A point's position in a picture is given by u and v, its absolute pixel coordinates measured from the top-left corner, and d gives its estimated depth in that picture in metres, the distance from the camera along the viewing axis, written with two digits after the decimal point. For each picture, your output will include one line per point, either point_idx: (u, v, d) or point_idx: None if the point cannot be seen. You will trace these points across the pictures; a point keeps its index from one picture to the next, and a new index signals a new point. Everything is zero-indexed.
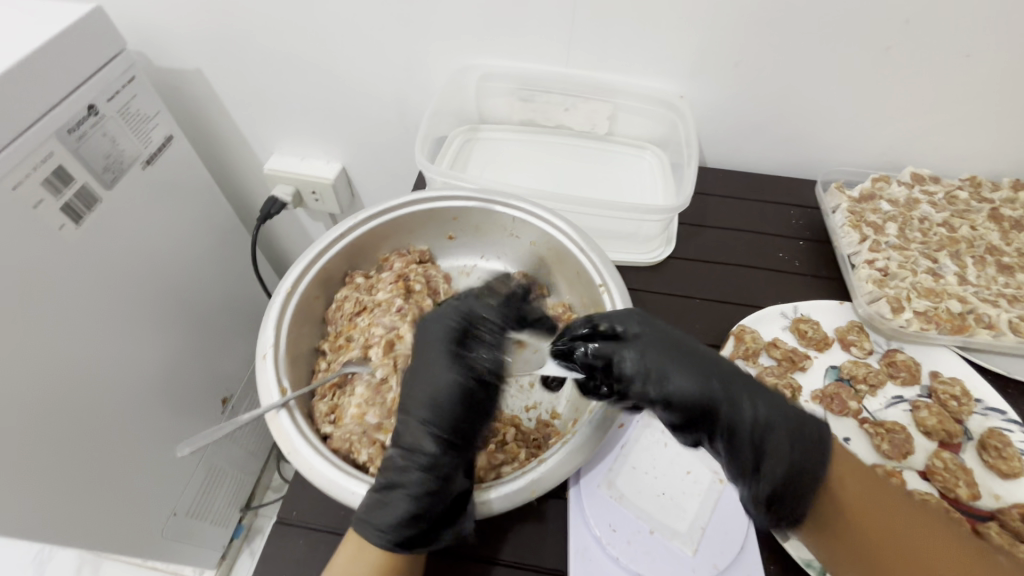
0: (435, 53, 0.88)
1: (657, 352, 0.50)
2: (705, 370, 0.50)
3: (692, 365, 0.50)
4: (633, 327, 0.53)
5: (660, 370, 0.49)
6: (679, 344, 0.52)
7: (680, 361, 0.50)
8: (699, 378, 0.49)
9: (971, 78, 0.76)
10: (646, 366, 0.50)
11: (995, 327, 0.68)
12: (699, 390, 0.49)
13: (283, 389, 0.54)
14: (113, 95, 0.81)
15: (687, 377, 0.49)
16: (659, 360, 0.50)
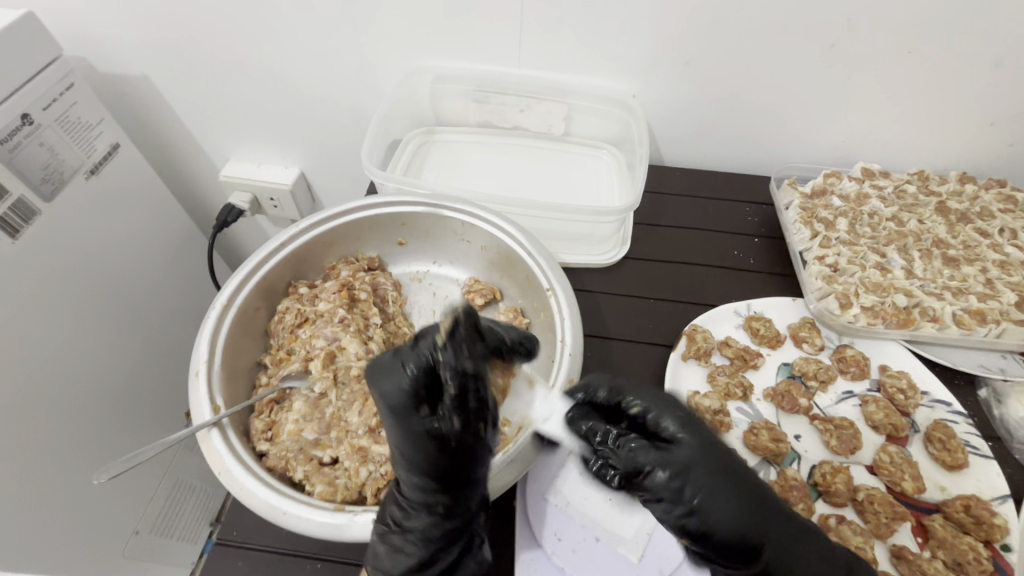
0: (386, 56, 0.87)
1: (703, 470, 0.47)
2: (737, 480, 0.47)
3: (740, 485, 0.47)
4: (680, 426, 0.49)
5: (708, 489, 0.46)
6: (727, 454, 0.49)
7: (731, 480, 0.47)
8: (745, 504, 0.46)
9: (915, 75, 0.76)
10: (695, 482, 0.46)
11: (939, 320, 0.69)
12: (741, 517, 0.46)
13: (216, 406, 0.53)
14: (51, 102, 0.77)
15: (733, 501, 0.46)
16: (710, 478, 0.46)
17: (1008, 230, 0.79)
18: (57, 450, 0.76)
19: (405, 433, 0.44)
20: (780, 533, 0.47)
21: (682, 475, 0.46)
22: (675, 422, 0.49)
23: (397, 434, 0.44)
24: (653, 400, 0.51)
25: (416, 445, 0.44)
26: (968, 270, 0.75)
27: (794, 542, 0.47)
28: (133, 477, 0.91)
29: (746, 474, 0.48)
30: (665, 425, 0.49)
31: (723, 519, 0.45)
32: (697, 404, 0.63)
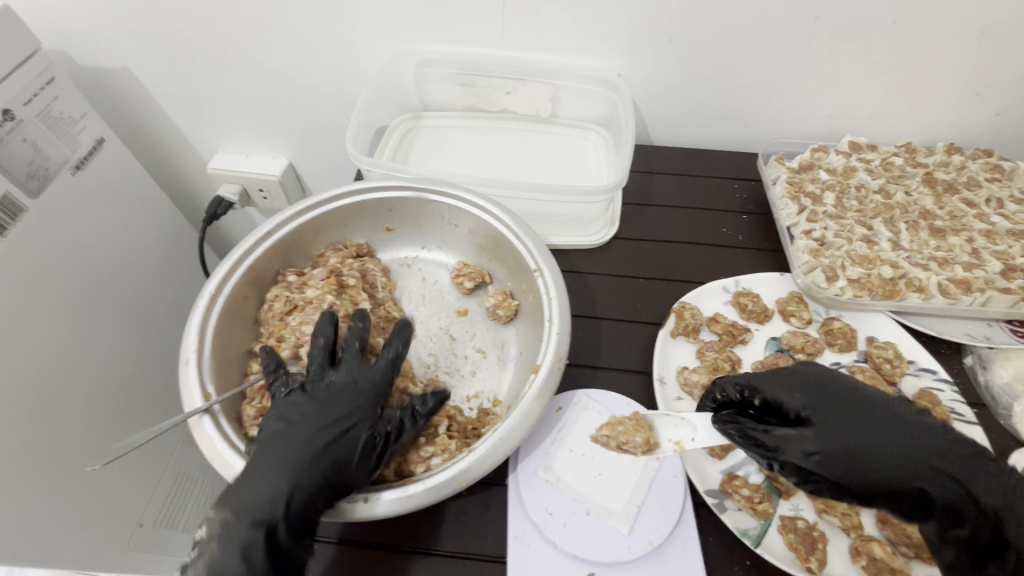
0: (369, 40, 0.86)
1: (846, 428, 0.51)
2: (885, 428, 0.52)
3: (890, 424, 0.52)
4: (803, 391, 0.55)
5: (863, 444, 0.50)
6: (868, 396, 0.54)
7: (876, 421, 0.52)
8: (900, 441, 0.51)
9: (900, 45, 0.76)
10: (850, 443, 0.50)
11: (925, 290, 0.69)
12: (902, 457, 0.50)
13: (207, 394, 0.53)
14: (32, 97, 0.76)
15: (889, 445, 0.51)
16: (858, 428, 0.51)
17: (994, 199, 0.79)
18: (53, 442, 0.77)
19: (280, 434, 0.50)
20: (948, 459, 0.50)
21: (835, 442, 0.51)
22: (807, 390, 0.55)
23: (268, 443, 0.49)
24: (788, 379, 0.56)
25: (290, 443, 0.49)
26: (955, 240, 0.75)
27: (964, 462, 0.50)
28: (133, 470, 0.92)
29: (897, 411, 0.53)
30: (802, 395, 0.54)
31: (897, 464, 0.50)
32: (686, 378, 0.64)
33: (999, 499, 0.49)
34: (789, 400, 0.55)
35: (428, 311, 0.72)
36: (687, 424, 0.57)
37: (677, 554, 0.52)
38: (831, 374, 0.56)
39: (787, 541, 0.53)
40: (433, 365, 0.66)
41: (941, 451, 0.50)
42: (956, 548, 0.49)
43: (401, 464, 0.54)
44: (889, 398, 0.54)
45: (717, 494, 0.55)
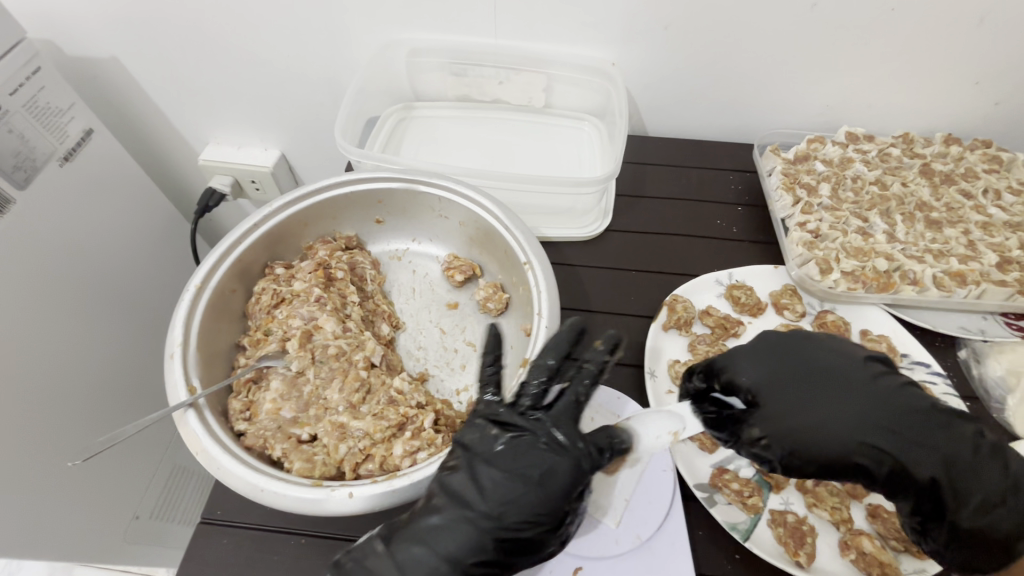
0: (359, 28, 0.84)
1: (798, 406, 0.49)
2: (840, 406, 0.49)
3: (840, 397, 0.49)
4: (760, 368, 0.52)
5: (808, 421, 0.48)
6: (822, 368, 0.51)
7: (828, 394, 0.49)
8: (846, 416, 0.48)
9: (899, 34, 0.75)
10: (795, 423, 0.48)
11: (920, 283, 0.69)
12: (847, 434, 0.48)
13: (192, 388, 0.53)
14: (17, 87, 0.75)
15: (835, 420, 0.48)
16: (805, 405, 0.49)
17: (991, 190, 0.78)
18: (46, 434, 0.76)
19: (563, 454, 0.47)
20: (896, 433, 0.47)
21: (780, 423, 0.48)
22: (759, 366, 0.52)
23: (541, 456, 0.47)
24: (745, 355, 0.53)
25: (568, 464, 0.47)
26: (951, 232, 0.75)
27: (909, 434, 0.48)
28: (127, 463, 0.92)
29: (852, 381, 0.50)
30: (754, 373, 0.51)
31: (845, 442, 0.47)
32: (676, 372, 0.63)
33: (941, 471, 0.47)
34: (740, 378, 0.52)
35: (418, 304, 0.72)
36: (676, 414, 0.51)
37: (665, 548, 0.52)
38: (787, 344, 0.53)
39: (776, 535, 0.53)
40: (422, 359, 0.66)
41: (894, 428, 0.48)
42: (909, 515, 0.49)
43: (385, 459, 0.52)
44: (847, 364, 0.51)
45: (707, 488, 0.55)
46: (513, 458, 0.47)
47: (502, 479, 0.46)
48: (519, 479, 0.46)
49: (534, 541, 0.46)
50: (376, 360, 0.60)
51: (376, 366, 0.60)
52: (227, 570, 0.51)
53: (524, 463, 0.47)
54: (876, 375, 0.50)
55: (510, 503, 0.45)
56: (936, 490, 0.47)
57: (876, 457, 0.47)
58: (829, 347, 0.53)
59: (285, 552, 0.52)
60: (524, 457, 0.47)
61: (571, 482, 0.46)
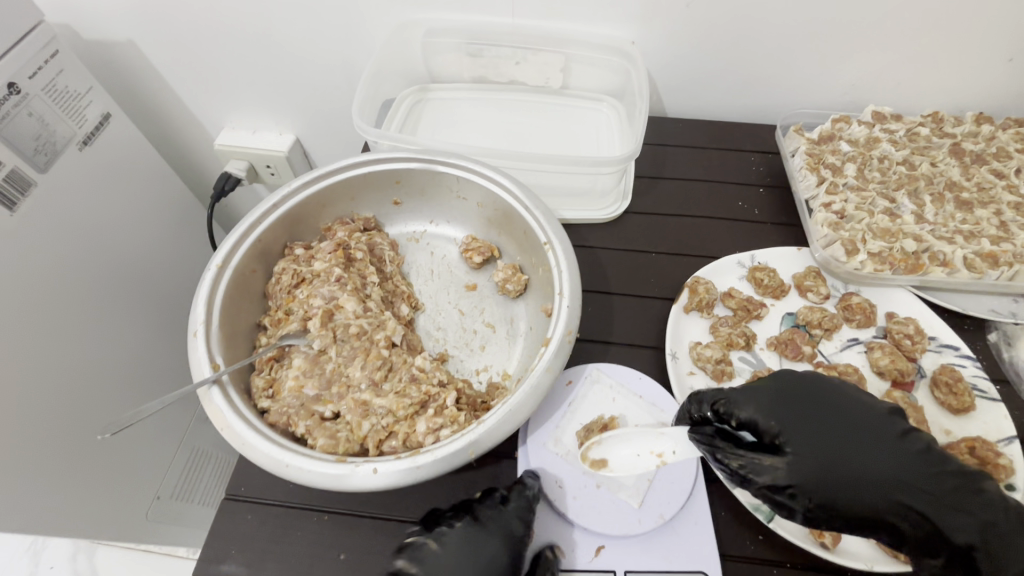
0: (374, 9, 0.83)
1: (822, 461, 0.47)
2: (869, 463, 0.47)
3: (866, 449, 0.47)
4: (778, 415, 0.50)
5: (836, 470, 0.46)
6: (845, 417, 0.49)
7: (854, 445, 0.48)
8: (874, 470, 0.47)
9: (931, 8, 0.72)
10: (827, 475, 0.46)
11: (950, 264, 0.67)
12: (876, 488, 0.46)
13: (215, 364, 0.53)
14: (36, 71, 0.75)
15: (863, 473, 0.46)
16: (836, 459, 0.47)
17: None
18: (68, 412, 0.78)
19: (495, 537, 0.49)
20: (926, 495, 0.46)
21: (810, 471, 0.46)
22: (779, 409, 0.50)
23: (478, 549, 0.48)
24: (764, 397, 0.51)
25: (503, 546, 0.49)
26: (982, 213, 0.72)
27: (941, 495, 0.46)
28: (148, 444, 0.93)
29: (877, 435, 0.48)
30: (779, 416, 0.50)
31: (873, 501, 0.46)
32: (698, 353, 0.63)
33: (976, 537, 0.45)
34: (766, 419, 0.50)
35: (436, 285, 0.71)
36: (666, 437, 0.54)
37: (687, 528, 0.52)
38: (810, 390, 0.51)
39: None
40: (442, 340, 0.66)
41: (925, 489, 0.46)
42: None
43: (408, 436, 0.52)
44: (871, 418, 0.49)
45: None
46: (457, 567, 0.47)
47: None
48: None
49: None
50: (397, 339, 0.60)
51: (397, 345, 0.60)
52: (249, 547, 0.51)
53: (468, 561, 0.48)
54: (902, 432, 0.49)
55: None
56: (970, 556, 0.45)
57: (903, 519, 0.46)
58: (853, 398, 0.51)
59: (308, 529, 0.52)
60: (462, 558, 0.48)
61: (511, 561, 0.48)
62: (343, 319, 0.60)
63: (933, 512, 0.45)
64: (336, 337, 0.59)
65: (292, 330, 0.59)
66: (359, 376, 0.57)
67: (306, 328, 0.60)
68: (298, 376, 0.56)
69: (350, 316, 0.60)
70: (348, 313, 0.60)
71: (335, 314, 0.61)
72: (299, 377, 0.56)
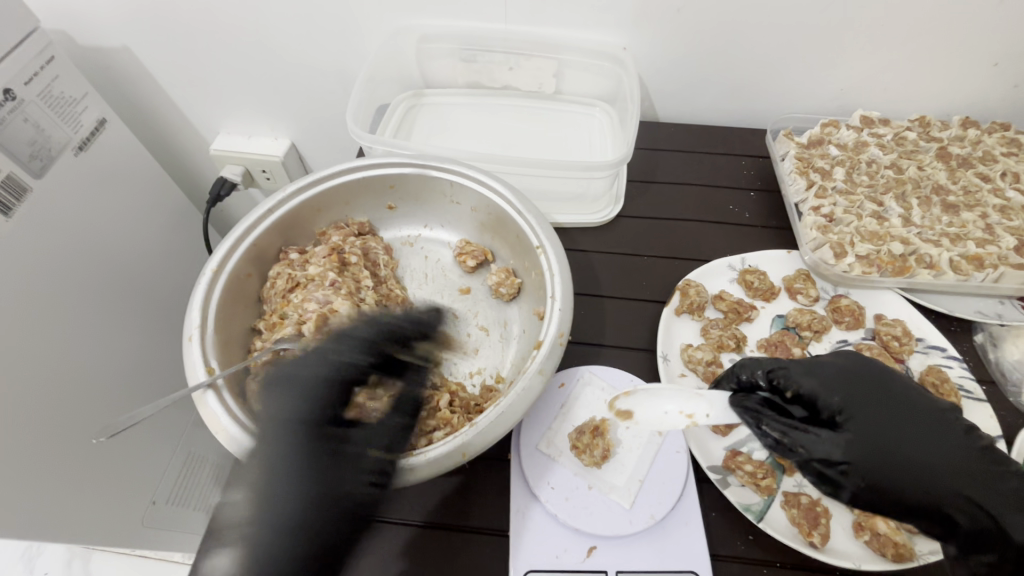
0: (369, 15, 0.84)
1: (879, 443, 0.47)
2: (928, 453, 0.47)
3: (925, 437, 0.48)
4: (840, 395, 0.50)
5: (893, 452, 0.47)
6: (905, 404, 0.50)
7: (910, 432, 0.48)
8: (932, 456, 0.47)
9: (914, 16, 0.73)
10: (885, 456, 0.47)
11: (936, 267, 0.68)
12: (934, 476, 0.46)
13: (210, 368, 0.54)
14: (31, 77, 0.75)
15: (921, 459, 0.47)
16: (896, 442, 0.47)
17: (1009, 173, 0.77)
18: (62, 417, 0.78)
19: (280, 392, 0.49)
20: (984, 489, 0.46)
21: (865, 450, 0.47)
22: (841, 388, 0.50)
23: (268, 404, 0.49)
24: (828, 376, 0.51)
25: (287, 408, 0.48)
26: (968, 216, 0.74)
27: (1001, 492, 0.46)
28: (143, 448, 0.93)
29: (935, 427, 0.49)
30: (842, 395, 0.50)
31: (931, 488, 0.46)
32: (689, 356, 0.63)
33: None
34: (823, 396, 0.50)
35: (430, 289, 0.72)
36: (703, 398, 0.51)
37: (678, 527, 0.52)
38: (874, 375, 0.51)
39: (790, 516, 0.53)
40: None
41: (982, 484, 0.46)
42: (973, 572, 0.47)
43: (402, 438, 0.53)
44: (935, 410, 0.50)
45: (720, 470, 0.55)
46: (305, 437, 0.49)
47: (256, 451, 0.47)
48: (270, 440, 0.47)
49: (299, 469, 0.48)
50: None
51: None
52: None
53: (270, 413, 0.48)
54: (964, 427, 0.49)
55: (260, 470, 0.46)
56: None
57: (957, 511, 0.46)
58: (914, 387, 0.52)
59: None
60: (273, 413, 0.48)
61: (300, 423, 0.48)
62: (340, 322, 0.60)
63: (989, 508, 0.46)
64: None
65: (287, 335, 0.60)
66: None
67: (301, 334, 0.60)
68: None
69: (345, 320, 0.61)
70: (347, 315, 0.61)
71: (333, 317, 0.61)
72: None
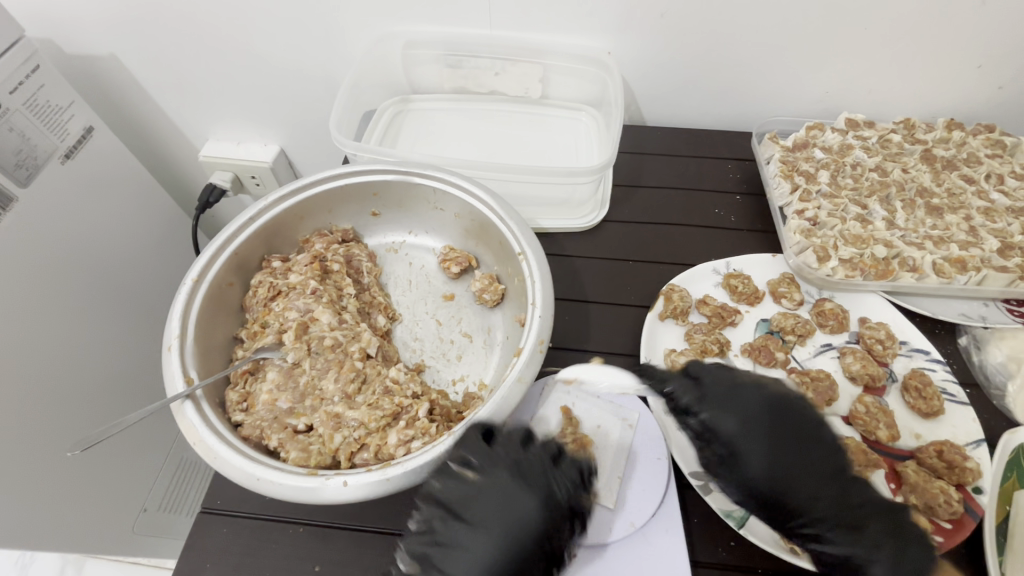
0: (353, 21, 0.84)
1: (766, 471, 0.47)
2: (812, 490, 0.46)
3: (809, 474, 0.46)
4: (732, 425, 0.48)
5: (770, 482, 0.46)
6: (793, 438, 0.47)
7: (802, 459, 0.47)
8: (811, 493, 0.46)
9: (897, 19, 0.74)
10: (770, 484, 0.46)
11: (919, 270, 0.68)
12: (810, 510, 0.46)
13: (189, 379, 0.53)
14: (17, 86, 0.75)
15: (801, 494, 0.46)
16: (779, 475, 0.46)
17: (994, 175, 0.78)
18: (53, 426, 0.77)
19: (533, 493, 0.46)
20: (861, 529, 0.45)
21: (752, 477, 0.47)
22: (740, 418, 0.48)
23: (509, 500, 0.45)
24: (726, 403, 0.49)
25: (539, 507, 0.45)
26: (952, 218, 0.74)
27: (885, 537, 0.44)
28: (132, 456, 0.92)
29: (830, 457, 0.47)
30: (735, 424, 0.48)
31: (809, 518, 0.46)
32: (672, 361, 0.63)
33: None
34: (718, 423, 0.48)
35: (414, 296, 0.72)
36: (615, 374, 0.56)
37: (659, 534, 0.52)
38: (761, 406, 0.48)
39: None
40: (419, 350, 0.67)
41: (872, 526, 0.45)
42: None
43: (380, 448, 0.53)
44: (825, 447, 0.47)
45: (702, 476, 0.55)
46: (484, 509, 0.45)
47: (473, 541, 0.44)
48: (480, 536, 0.44)
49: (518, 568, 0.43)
50: (372, 351, 0.61)
51: (372, 357, 0.61)
52: (224, 559, 0.52)
53: (493, 509, 0.45)
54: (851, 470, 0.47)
55: (470, 566, 0.43)
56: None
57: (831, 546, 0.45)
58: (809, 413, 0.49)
59: (283, 541, 0.53)
60: (488, 510, 0.45)
61: (548, 518, 0.45)
62: (320, 332, 0.61)
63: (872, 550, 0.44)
64: (310, 350, 0.60)
65: (267, 345, 0.60)
66: (335, 390, 0.57)
67: (280, 347, 0.60)
68: (272, 389, 0.57)
69: (327, 328, 0.61)
70: (326, 325, 0.61)
71: (312, 327, 0.61)
72: (276, 390, 0.57)
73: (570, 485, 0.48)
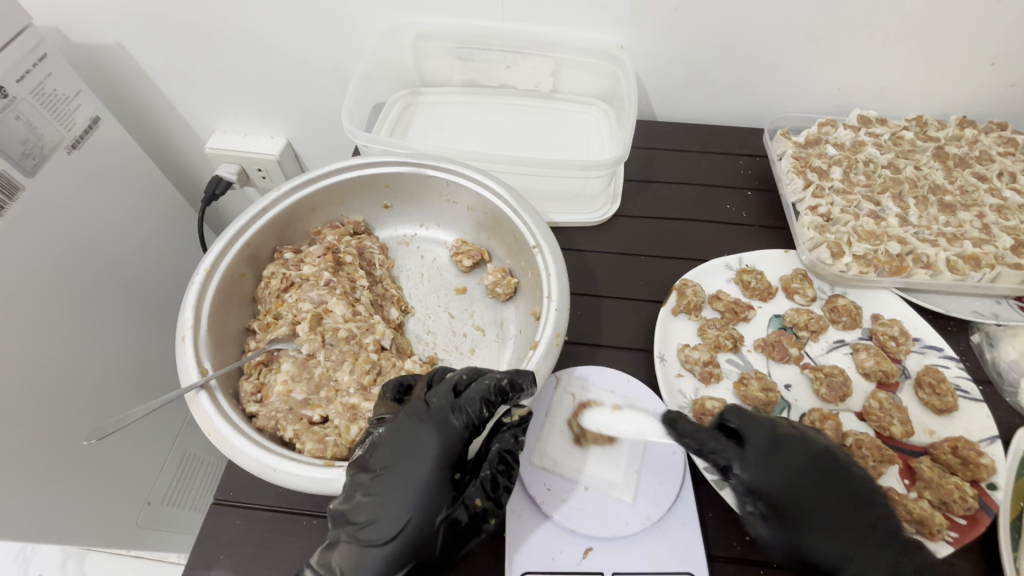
0: (363, 12, 0.83)
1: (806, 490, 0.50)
2: (841, 505, 0.49)
3: (839, 504, 0.49)
4: (792, 448, 0.52)
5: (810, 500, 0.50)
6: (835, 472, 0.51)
7: (810, 531, 0.49)
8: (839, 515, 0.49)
9: (912, 15, 0.73)
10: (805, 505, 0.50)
11: (933, 267, 0.68)
12: (838, 530, 0.48)
13: (203, 369, 0.53)
14: (24, 74, 0.74)
15: (832, 515, 0.49)
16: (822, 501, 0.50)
17: (1006, 173, 0.78)
18: (57, 416, 0.77)
19: (431, 424, 0.49)
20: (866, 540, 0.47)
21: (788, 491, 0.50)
22: (790, 449, 0.52)
23: (416, 438, 0.49)
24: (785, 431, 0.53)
25: (437, 436, 0.49)
26: (965, 216, 0.74)
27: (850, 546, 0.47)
28: (136, 450, 0.92)
29: (839, 519, 0.49)
30: (784, 450, 0.52)
31: (826, 528, 0.49)
32: (686, 355, 0.63)
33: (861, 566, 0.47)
34: (770, 444, 0.53)
35: (427, 289, 0.72)
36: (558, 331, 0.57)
37: (674, 528, 0.52)
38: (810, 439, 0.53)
39: None
40: (431, 343, 0.66)
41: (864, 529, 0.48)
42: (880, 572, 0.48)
43: None
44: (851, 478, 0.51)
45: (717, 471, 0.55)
46: (387, 455, 0.48)
47: (379, 487, 0.46)
48: (384, 482, 0.46)
49: (430, 504, 0.46)
50: (386, 343, 0.61)
51: (386, 349, 0.61)
52: (236, 550, 0.51)
53: (401, 450, 0.48)
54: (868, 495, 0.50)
55: (386, 511, 0.45)
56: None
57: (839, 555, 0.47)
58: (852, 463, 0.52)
59: (298, 533, 0.52)
60: (392, 456, 0.48)
61: (449, 450, 0.49)
62: (337, 324, 0.60)
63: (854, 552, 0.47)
64: (323, 340, 0.59)
65: (280, 335, 0.60)
66: (352, 381, 0.57)
67: (294, 339, 0.59)
68: (286, 380, 0.57)
69: (343, 320, 0.61)
70: (339, 316, 0.61)
71: (325, 320, 0.61)
72: (290, 380, 0.57)
73: (469, 411, 0.50)
